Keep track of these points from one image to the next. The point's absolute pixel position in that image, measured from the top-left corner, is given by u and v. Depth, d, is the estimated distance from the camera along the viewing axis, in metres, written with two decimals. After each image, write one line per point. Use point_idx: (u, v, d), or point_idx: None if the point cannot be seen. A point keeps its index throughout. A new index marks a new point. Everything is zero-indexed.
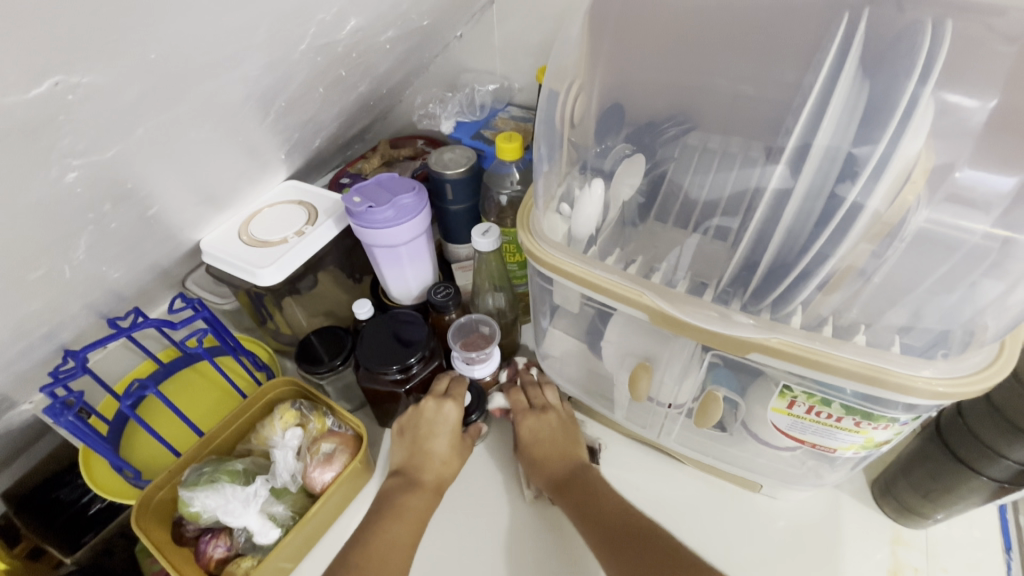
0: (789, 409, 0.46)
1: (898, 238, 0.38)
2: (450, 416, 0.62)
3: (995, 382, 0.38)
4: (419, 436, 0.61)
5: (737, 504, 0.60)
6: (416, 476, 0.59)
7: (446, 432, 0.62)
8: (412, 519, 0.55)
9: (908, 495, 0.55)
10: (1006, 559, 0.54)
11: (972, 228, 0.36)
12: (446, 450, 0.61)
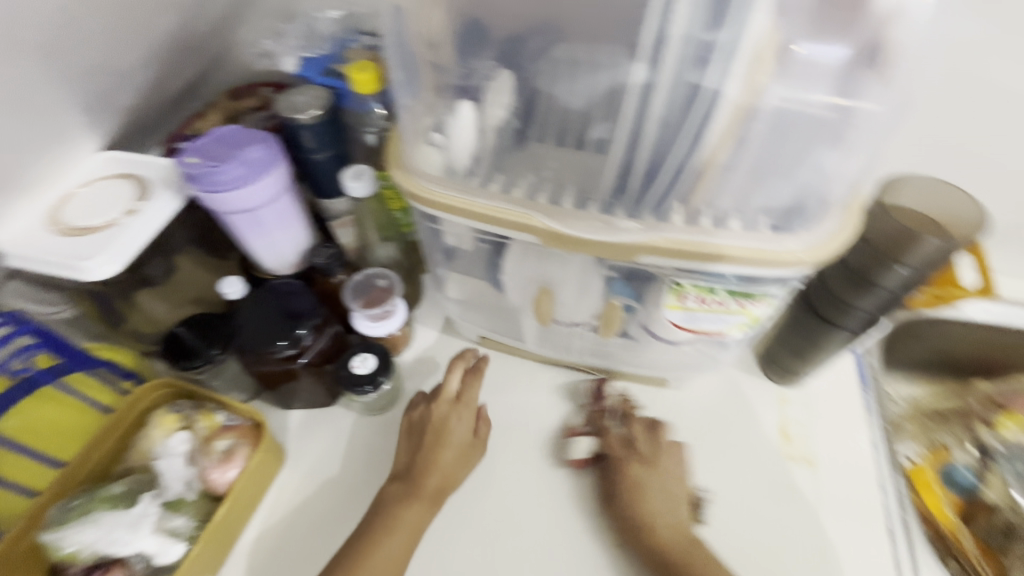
0: (681, 303, 0.48)
1: (755, 121, 0.39)
2: (459, 423, 0.59)
3: (848, 240, 0.42)
4: (427, 440, 0.58)
5: (650, 401, 0.65)
6: (416, 482, 0.55)
7: (458, 440, 0.58)
8: (405, 532, 0.53)
9: (785, 357, 0.62)
10: (863, 396, 0.64)
11: (817, 103, 0.38)
12: (453, 459, 0.58)
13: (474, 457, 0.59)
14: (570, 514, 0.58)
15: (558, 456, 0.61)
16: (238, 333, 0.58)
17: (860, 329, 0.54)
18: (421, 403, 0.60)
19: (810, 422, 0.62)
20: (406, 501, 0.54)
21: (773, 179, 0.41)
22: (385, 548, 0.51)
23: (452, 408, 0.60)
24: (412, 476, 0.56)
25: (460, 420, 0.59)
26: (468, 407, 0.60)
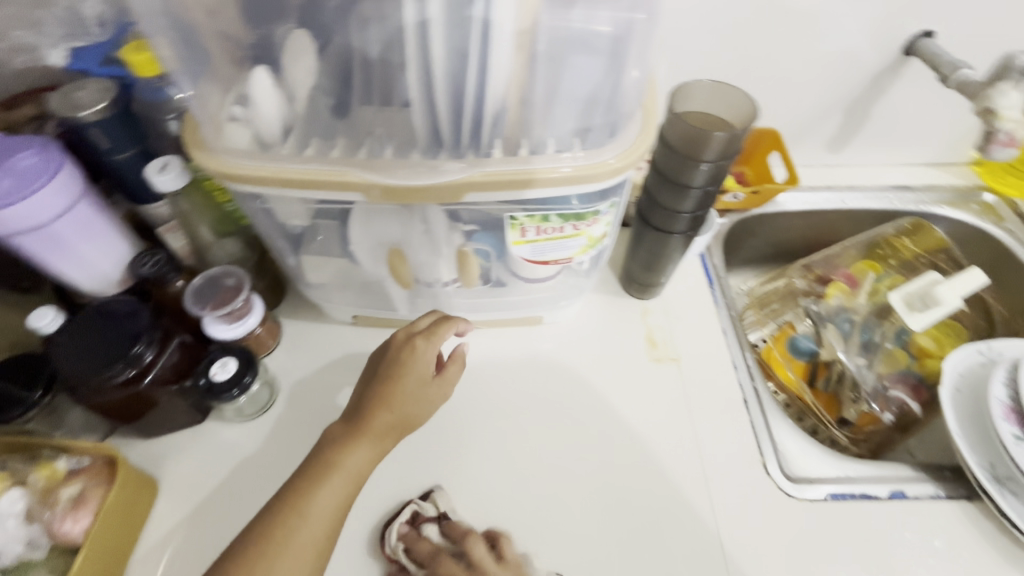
0: (524, 238, 0.51)
1: (540, 43, 0.40)
2: (426, 358, 0.56)
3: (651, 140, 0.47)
4: (388, 377, 0.55)
5: (529, 341, 0.68)
6: (364, 422, 0.53)
7: (421, 378, 0.56)
8: (348, 475, 0.50)
9: (640, 273, 0.67)
10: (711, 292, 0.72)
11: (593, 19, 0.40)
12: (413, 398, 0.55)
13: (436, 392, 0.57)
14: (470, 464, 0.59)
15: (450, 413, 0.62)
16: (61, 365, 0.51)
17: (693, 230, 0.59)
18: (390, 341, 0.58)
19: (671, 325, 0.69)
20: (356, 440, 0.52)
21: (573, 99, 0.43)
22: (328, 487, 0.49)
23: (424, 341, 0.57)
24: (363, 416, 0.53)
25: (430, 354, 0.56)
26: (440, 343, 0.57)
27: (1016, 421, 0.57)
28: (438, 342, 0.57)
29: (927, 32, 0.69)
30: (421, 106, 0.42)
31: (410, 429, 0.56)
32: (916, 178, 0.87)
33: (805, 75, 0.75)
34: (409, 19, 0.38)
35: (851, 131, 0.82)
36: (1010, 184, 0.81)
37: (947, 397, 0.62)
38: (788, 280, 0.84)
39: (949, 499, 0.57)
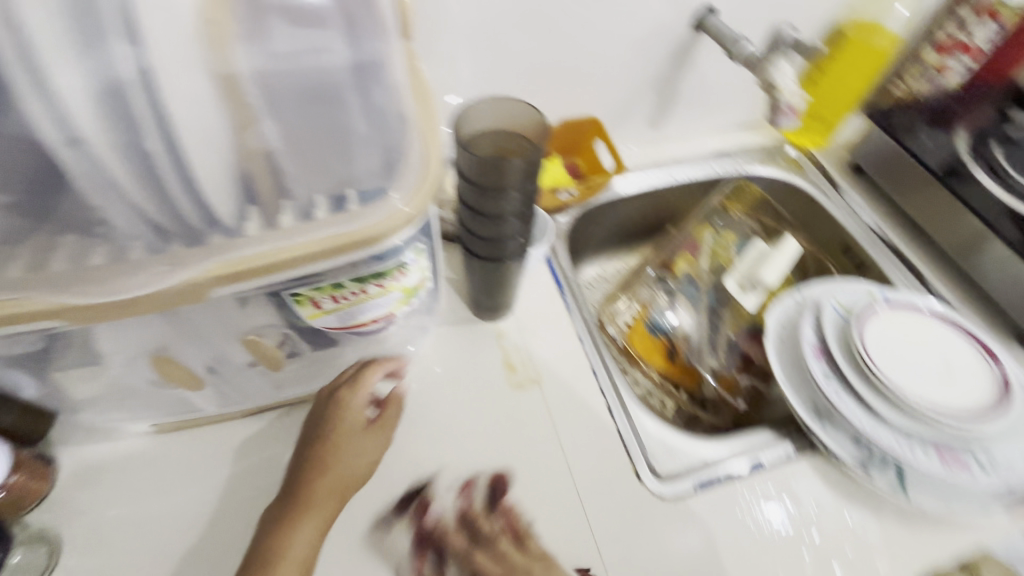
0: (320, 309, 0.43)
1: (258, 97, 0.33)
2: (355, 408, 0.53)
3: (439, 175, 0.40)
4: (319, 442, 0.52)
5: (381, 398, 0.60)
6: (303, 497, 0.49)
7: (355, 428, 0.53)
8: (298, 558, 0.47)
9: (484, 298, 0.64)
10: (562, 297, 0.70)
11: (322, 53, 0.33)
12: (347, 453, 0.52)
13: (380, 438, 0.54)
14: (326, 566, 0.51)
15: None
16: None
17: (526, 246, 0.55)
18: (324, 396, 0.54)
19: (528, 345, 0.65)
20: (294, 519, 0.48)
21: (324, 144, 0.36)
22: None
23: (350, 389, 0.54)
24: (300, 491, 0.50)
25: (365, 397, 0.54)
26: (366, 386, 0.55)
27: (825, 361, 0.61)
28: (369, 385, 0.55)
29: (709, 8, 0.71)
30: (127, 193, 0.33)
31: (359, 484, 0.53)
32: (731, 144, 0.91)
33: (614, 58, 0.74)
34: (65, 86, 0.29)
35: (666, 107, 0.84)
36: (807, 138, 0.90)
37: (772, 351, 0.65)
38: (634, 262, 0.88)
39: (797, 455, 0.60)
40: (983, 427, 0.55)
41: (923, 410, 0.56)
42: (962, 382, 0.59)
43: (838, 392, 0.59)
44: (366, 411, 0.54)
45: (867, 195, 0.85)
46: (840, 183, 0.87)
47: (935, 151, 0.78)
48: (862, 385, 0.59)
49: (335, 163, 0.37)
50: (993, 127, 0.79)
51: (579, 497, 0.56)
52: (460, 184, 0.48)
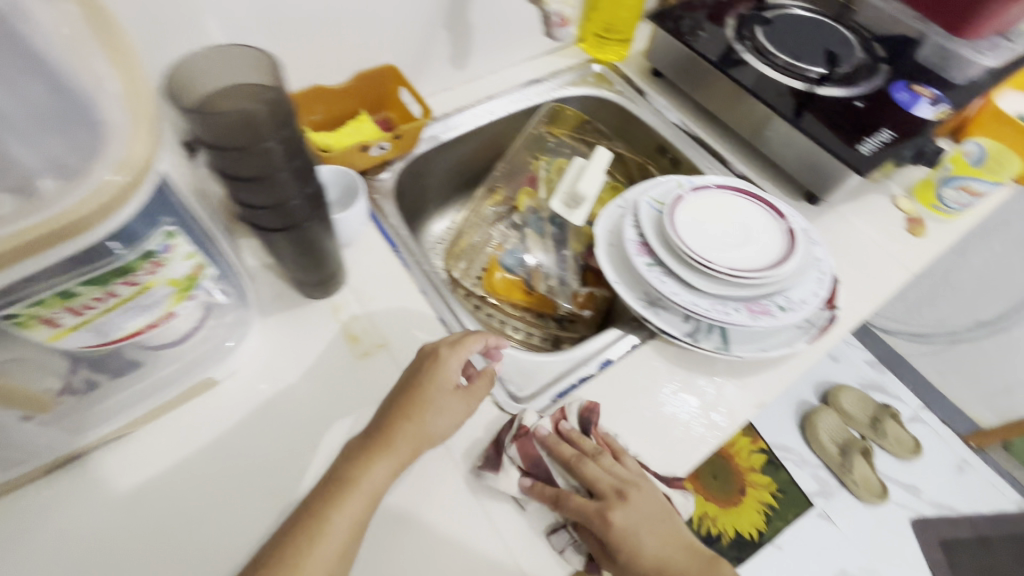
0: (63, 326, 0.38)
1: None
2: (450, 369, 0.54)
3: (152, 137, 0.34)
4: (409, 392, 0.52)
5: (218, 407, 0.55)
6: (382, 437, 0.50)
7: (445, 389, 0.53)
8: (366, 494, 0.48)
9: (304, 275, 0.59)
10: (397, 254, 0.68)
11: None
12: (432, 407, 0.52)
13: (464, 404, 0.54)
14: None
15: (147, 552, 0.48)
16: None
17: (318, 211, 0.52)
18: (424, 349, 0.56)
19: (367, 312, 0.63)
20: (367, 462, 0.49)
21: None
22: (342, 511, 0.47)
23: (448, 350, 0.55)
24: (384, 431, 0.51)
25: (456, 366, 0.54)
26: (464, 352, 0.55)
27: (648, 253, 0.66)
28: (463, 351, 0.55)
29: None
30: None
31: (433, 444, 0.53)
32: (541, 70, 0.92)
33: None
34: None
35: (465, 44, 0.82)
36: (608, 53, 0.94)
37: (604, 255, 0.68)
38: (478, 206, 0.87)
39: (640, 343, 0.65)
40: (778, 274, 0.62)
41: (728, 273, 0.62)
42: (760, 242, 0.66)
43: (661, 278, 0.64)
44: (456, 375, 0.54)
45: (670, 95, 0.91)
46: (645, 89, 0.91)
47: (711, 40, 0.83)
48: (679, 266, 0.64)
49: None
50: (754, 12, 0.85)
51: (630, 512, 0.51)
52: (205, 153, 0.42)
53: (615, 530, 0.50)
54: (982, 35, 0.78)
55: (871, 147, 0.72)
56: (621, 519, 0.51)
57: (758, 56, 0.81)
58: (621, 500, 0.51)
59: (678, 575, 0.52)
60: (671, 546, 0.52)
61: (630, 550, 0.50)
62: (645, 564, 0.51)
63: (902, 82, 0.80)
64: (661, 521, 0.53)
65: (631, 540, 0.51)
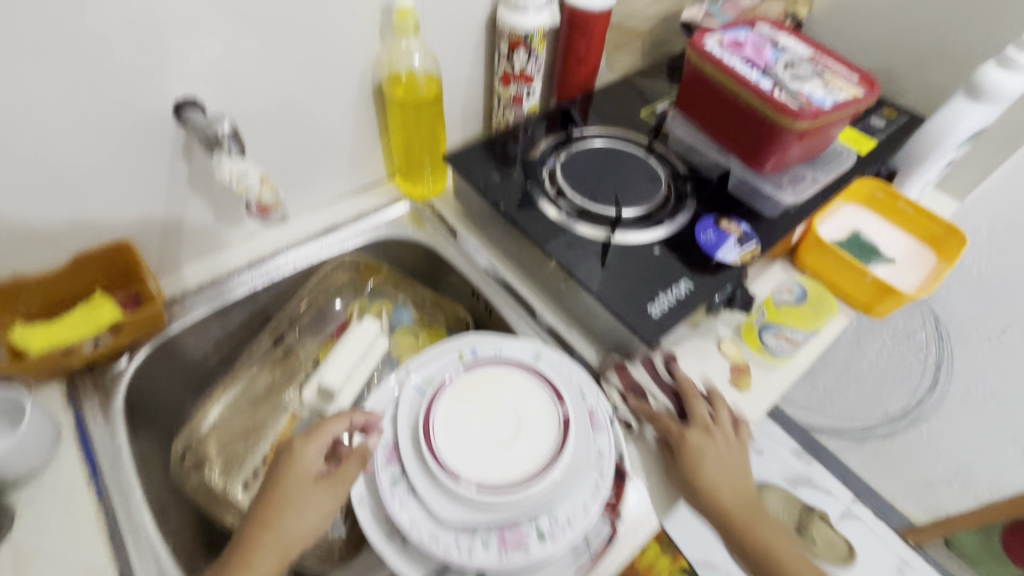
0: None
1: None
2: (307, 458, 0.53)
3: None
4: (269, 495, 0.52)
5: None
6: (246, 550, 0.50)
7: (303, 483, 0.53)
8: None
9: None
10: (93, 483, 0.56)
11: None
12: (293, 504, 0.52)
13: (335, 490, 0.53)
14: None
15: None
16: None
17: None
18: (286, 441, 0.56)
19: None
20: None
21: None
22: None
23: (303, 442, 0.54)
24: (244, 545, 0.50)
25: (313, 454, 0.54)
26: (321, 439, 0.54)
27: (396, 460, 0.55)
28: (323, 434, 0.55)
29: (192, 99, 0.61)
30: None
31: (307, 542, 0.52)
32: (340, 213, 0.85)
33: (95, 177, 0.61)
34: None
35: (231, 204, 0.73)
36: (419, 189, 0.87)
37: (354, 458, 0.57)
38: (258, 375, 0.77)
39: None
40: (533, 492, 0.52)
41: (472, 494, 0.51)
42: (531, 437, 0.56)
43: (403, 502, 0.52)
44: (318, 462, 0.54)
45: (483, 235, 0.83)
46: (457, 228, 0.84)
47: (504, 184, 0.77)
48: (425, 483, 0.53)
49: None
50: (549, 151, 0.82)
51: (704, 447, 0.60)
52: None
53: (688, 466, 0.59)
54: (782, 169, 0.74)
55: (661, 309, 0.65)
56: (687, 444, 0.60)
57: (551, 199, 0.75)
58: (706, 434, 0.61)
59: (746, 533, 0.59)
60: (732, 493, 0.59)
61: (705, 490, 0.59)
62: (713, 508, 0.59)
63: (710, 218, 0.74)
64: (736, 456, 0.61)
65: (705, 476, 0.59)
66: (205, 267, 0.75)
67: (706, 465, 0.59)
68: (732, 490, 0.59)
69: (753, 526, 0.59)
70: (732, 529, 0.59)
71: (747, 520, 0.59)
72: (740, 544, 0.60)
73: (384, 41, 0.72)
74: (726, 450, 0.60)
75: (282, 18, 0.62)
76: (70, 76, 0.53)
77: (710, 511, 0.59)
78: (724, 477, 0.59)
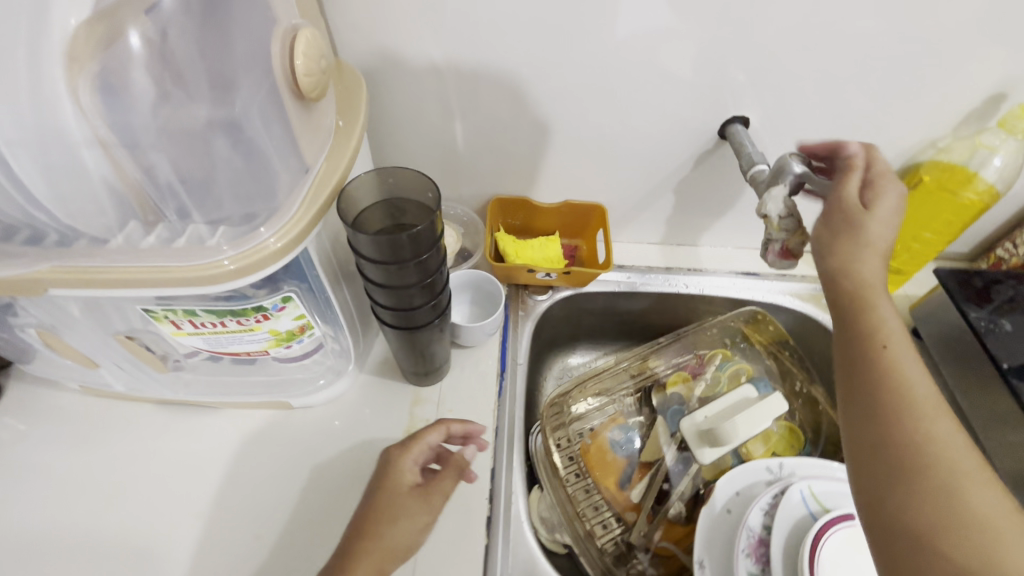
0: (183, 330, 0.45)
1: (129, 147, 0.35)
2: (404, 471, 0.52)
3: (286, 251, 0.40)
4: (370, 508, 0.50)
5: (275, 429, 0.61)
6: (354, 554, 0.47)
7: (399, 492, 0.51)
8: None
9: (408, 364, 0.61)
10: (499, 379, 0.66)
11: (196, 115, 0.36)
12: (393, 513, 0.50)
13: (433, 503, 0.52)
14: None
15: (163, 521, 0.55)
16: None
17: (446, 313, 0.55)
18: (382, 454, 0.54)
19: (438, 420, 0.62)
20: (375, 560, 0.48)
21: (156, 145, 0.35)
22: None
23: (400, 451, 0.53)
24: (352, 545, 0.48)
25: (410, 462, 0.53)
26: (418, 448, 0.54)
27: (759, 559, 0.51)
28: (429, 433, 0.55)
29: (743, 119, 0.64)
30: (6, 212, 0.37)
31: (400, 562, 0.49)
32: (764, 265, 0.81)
33: (624, 152, 0.69)
34: None
35: (687, 214, 0.76)
36: None
37: (709, 515, 0.55)
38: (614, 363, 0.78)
39: None
40: None
41: None
42: None
43: None
44: (414, 474, 0.53)
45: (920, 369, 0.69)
46: None
47: (1017, 340, 0.61)
48: None
49: (218, 206, 0.39)
50: None
51: (880, 331, 0.43)
52: (362, 263, 0.45)
53: (851, 336, 0.44)
54: None
55: None
56: (875, 235, 0.46)
57: None
58: (857, 233, 0.47)
59: (955, 473, 0.36)
60: (939, 425, 0.38)
61: (878, 383, 0.41)
62: (896, 420, 0.39)
63: None
64: (931, 401, 0.39)
65: (933, 439, 0.38)
66: (631, 253, 0.81)
67: (866, 353, 0.43)
68: (926, 401, 0.39)
69: (967, 471, 0.36)
70: (893, 416, 0.39)
71: (933, 455, 0.37)
72: (917, 492, 0.37)
73: (959, 129, 0.63)
74: (875, 324, 0.44)
75: (877, 75, 0.59)
76: (681, 74, 0.60)
77: (890, 428, 0.39)
78: (914, 392, 0.40)
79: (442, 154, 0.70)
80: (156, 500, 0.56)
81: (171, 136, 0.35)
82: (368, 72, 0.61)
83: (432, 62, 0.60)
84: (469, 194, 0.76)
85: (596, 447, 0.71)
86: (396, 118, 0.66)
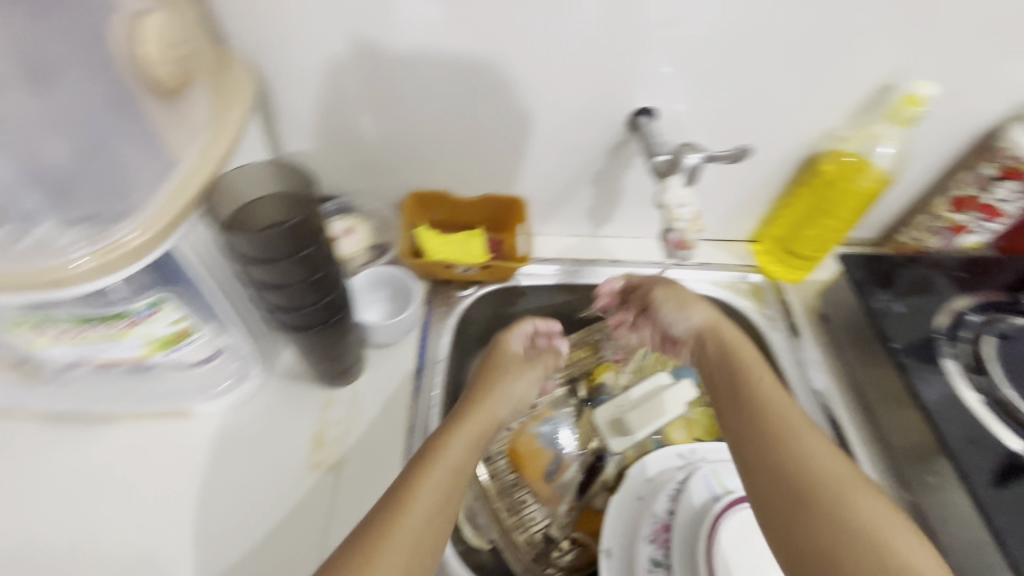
0: (47, 339, 0.43)
1: None
2: (509, 343, 0.63)
3: (150, 247, 0.38)
4: (482, 378, 0.59)
5: (174, 438, 0.58)
6: (456, 423, 0.52)
7: (508, 359, 0.62)
8: (426, 506, 0.43)
9: (320, 366, 0.59)
10: (415, 378, 0.64)
11: (41, 111, 0.37)
12: (506, 375, 0.60)
13: (529, 373, 0.62)
14: None
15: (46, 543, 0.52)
16: None
17: (347, 308, 0.54)
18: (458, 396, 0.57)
19: (349, 422, 0.60)
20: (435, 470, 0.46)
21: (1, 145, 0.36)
22: (416, 508, 0.43)
23: (506, 335, 0.64)
24: (433, 444, 0.49)
25: (524, 388, 0.60)
26: (518, 330, 0.64)
27: (662, 543, 0.52)
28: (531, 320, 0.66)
29: (650, 110, 0.64)
30: None
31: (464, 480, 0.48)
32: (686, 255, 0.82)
33: (537, 144, 0.68)
34: None
35: (608, 205, 0.76)
36: (780, 269, 0.78)
37: (620, 502, 0.56)
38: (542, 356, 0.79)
39: None
40: None
41: None
42: None
43: None
44: (517, 349, 0.64)
45: (828, 352, 0.72)
46: (801, 329, 0.74)
47: (906, 320, 0.64)
48: None
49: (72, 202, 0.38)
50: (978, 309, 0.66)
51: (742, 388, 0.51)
52: (244, 263, 0.43)
53: (735, 396, 0.51)
54: None
55: None
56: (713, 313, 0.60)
57: (962, 369, 0.60)
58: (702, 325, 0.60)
59: (826, 492, 0.43)
60: (816, 451, 0.45)
61: (760, 426, 0.48)
62: (787, 460, 0.45)
63: None
64: (795, 436, 0.46)
65: (804, 460, 0.45)
66: (556, 245, 0.80)
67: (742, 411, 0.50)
68: (791, 438, 0.46)
69: (854, 486, 0.43)
70: (765, 448, 0.47)
71: (805, 479, 0.44)
72: (822, 517, 0.42)
73: (855, 118, 0.65)
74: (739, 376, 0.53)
75: (773, 65, 0.60)
76: (582, 65, 0.60)
77: (768, 460, 0.46)
78: (781, 427, 0.47)
79: (352, 148, 0.68)
80: (41, 520, 0.53)
81: (9, 135, 0.36)
82: (262, 62, 0.58)
83: (328, 52, 0.58)
84: (386, 189, 0.74)
85: (521, 443, 0.69)
86: (300, 111, 0.64)
